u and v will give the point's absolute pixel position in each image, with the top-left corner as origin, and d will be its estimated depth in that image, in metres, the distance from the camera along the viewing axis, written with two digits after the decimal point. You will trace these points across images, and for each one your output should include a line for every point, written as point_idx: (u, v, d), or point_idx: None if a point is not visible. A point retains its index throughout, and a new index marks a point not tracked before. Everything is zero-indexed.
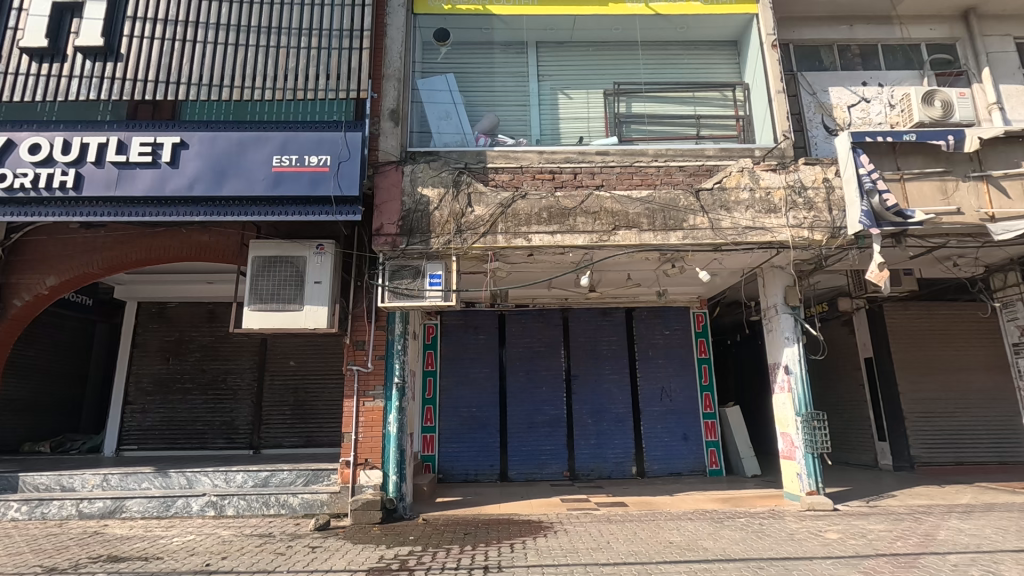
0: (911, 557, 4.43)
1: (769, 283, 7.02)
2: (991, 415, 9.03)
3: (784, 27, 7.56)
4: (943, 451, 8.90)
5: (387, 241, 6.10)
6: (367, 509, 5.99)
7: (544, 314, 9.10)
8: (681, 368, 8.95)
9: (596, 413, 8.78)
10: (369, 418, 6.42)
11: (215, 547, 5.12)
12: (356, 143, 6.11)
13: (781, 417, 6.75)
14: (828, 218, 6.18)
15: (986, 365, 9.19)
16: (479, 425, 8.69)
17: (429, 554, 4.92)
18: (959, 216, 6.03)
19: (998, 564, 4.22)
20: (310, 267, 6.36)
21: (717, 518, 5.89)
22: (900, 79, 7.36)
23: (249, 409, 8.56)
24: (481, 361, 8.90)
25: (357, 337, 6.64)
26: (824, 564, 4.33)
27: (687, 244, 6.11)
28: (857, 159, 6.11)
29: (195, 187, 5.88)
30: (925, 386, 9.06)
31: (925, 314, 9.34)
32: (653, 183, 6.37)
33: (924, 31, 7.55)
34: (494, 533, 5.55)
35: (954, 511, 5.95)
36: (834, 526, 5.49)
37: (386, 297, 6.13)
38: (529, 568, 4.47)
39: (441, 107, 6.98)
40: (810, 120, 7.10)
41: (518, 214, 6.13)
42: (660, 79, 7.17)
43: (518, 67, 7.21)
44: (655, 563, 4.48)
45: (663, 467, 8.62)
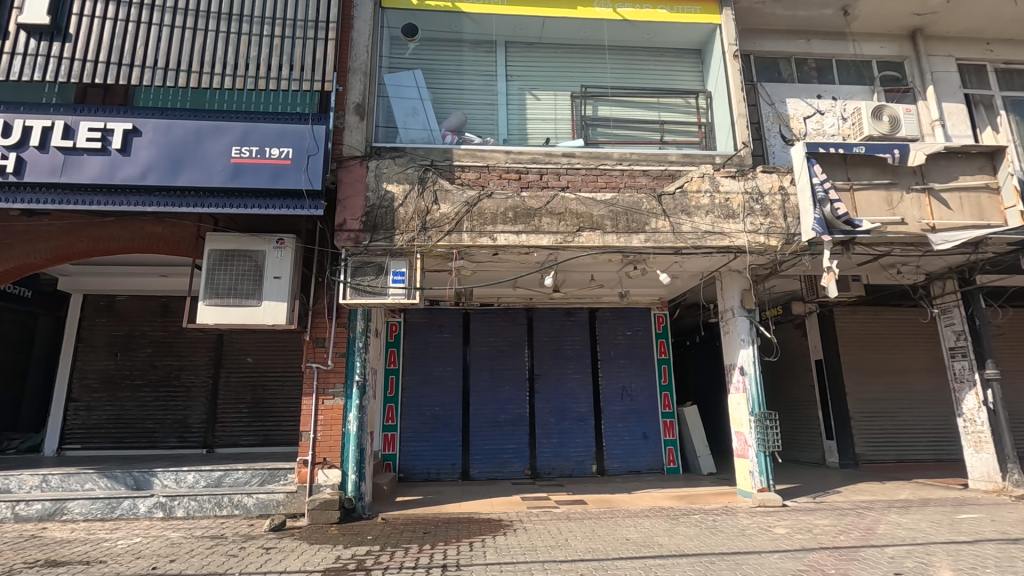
0: (852, 550, 4.65)
1: (726, 286, 7.21)
2: (929, 415, 9.55)
3: (745, 38, 7.80)
4: (885, 449, 9.35)
5: (350, 236, 6.02)
6: (324, 509, 5.90)
7: (509, 313, 9.14)
8: (642, 368, 9.13)
9: (559, 411, 8.87)
10: (328, 416, 6.33)
11: (163, 549, 4.95)
12: (321, 135, 5.98)
13: (736, 417, 6.94)
14: (783, 225, 6.42)
15: (927, 368, 9.71)
16: (442, 425, 8.65)
17: (388, 553, 4.88)
18: (903, 226, 6.34)
19: (931, 556, 4.47)
20: (270, 261, 6.21)
21: (672, 515, 6.03)
22: (852, 93, 7.69)
23: (203, 408, 8.28)
24: (445, 360, 8.87)
25: (317, 334, 6.53)
26: (772, 558, 4.48)
27: (649, 247, 6.25)
28: (811, 169, 6.34)
29: (148, 176, 5.65)
30: (870, 387, 9.50)
31: (871, 318, 9.78)
32: (617, 186, 6.46)
33: (876, 48, 7.90)
34: (454, 532, 5.54)
35: (893, 506, 6.26)
36: (783, 521, 5.70)
37: (348, 294, 6.03)
38: (488, 566, 4.48)
39: (408, 102, 6.90)
40: (768, 130, 7.37)
41: (483, 213, 6.13)
42: (626, 84, 7.27)
43: (486, 66, 7.20)
44: (611, 560, 4.56)
45: (622, 465, 8.78)
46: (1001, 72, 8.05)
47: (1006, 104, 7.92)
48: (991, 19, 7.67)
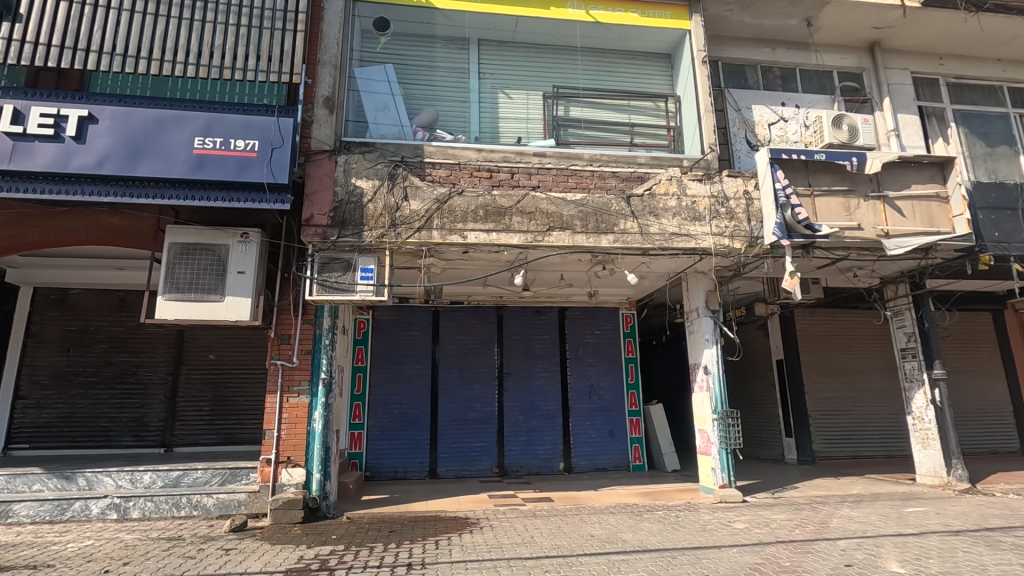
0: (806, 543, 4.82)
1: (692, 287, 7.37)
2: (882, 413, 9.95)
3: (713, 44, 7.97)
4: (840, 445, 9.71)
5: (317, 232, 5.92)
6: (288, 509, 5.80)
7: (479, 310, 9.13)
8: (610, 366, 9.25)
9: (527, 409, 8.92)
10: (293, 415, 6.22)
11: (116, 552, 4.78)
12: (288, 129, 5.87)
13: (699, 415, 7.10)
14: (746, 228, 6.59)
15: (880, 367, 10.12)
16: (410, 423, 8.59)
17: (351, 553, 4.83)
18: (859, 231, 6.58)
19: (879, 548, 4.67)
20: (233, 256, 6.06)
21: (637, 512, 6.14)
22: (814, 102, 7.96)
23: (161, 405, 8.02)
24: (414, 357, 8.81)
25: (283, 331, 6.40)
26: (731, 552, 4.61)
27: (618, 248, 6.33)
28: (774, 174, 6.53)
29: (104, 165, 5.44)
30: (827, 386, 9.84)
31: (829, 319, 10.14)
32: (587, 186, 6.54)
33: (837, 59, 8.17)
34: (420, 531, 5.51)
35: (846, 501, 6.52)
36: (742, 516, 5.86)
37: (315, 290, 5.96)
38: (453, 564, 4.48)
39: (378, 97, 6.83)
40: (734, 135, 7.56)
41: (454, 211, 6.11)
42: (598, 85, 7.35)
43: (459, 63, 7.17)
44: (575, 556, 4.62)
45: (589, 462, 8.89)
46: (952, 86, 8.43)
47: (956, 117, 8.30)
48: (944, 35, 8.02)
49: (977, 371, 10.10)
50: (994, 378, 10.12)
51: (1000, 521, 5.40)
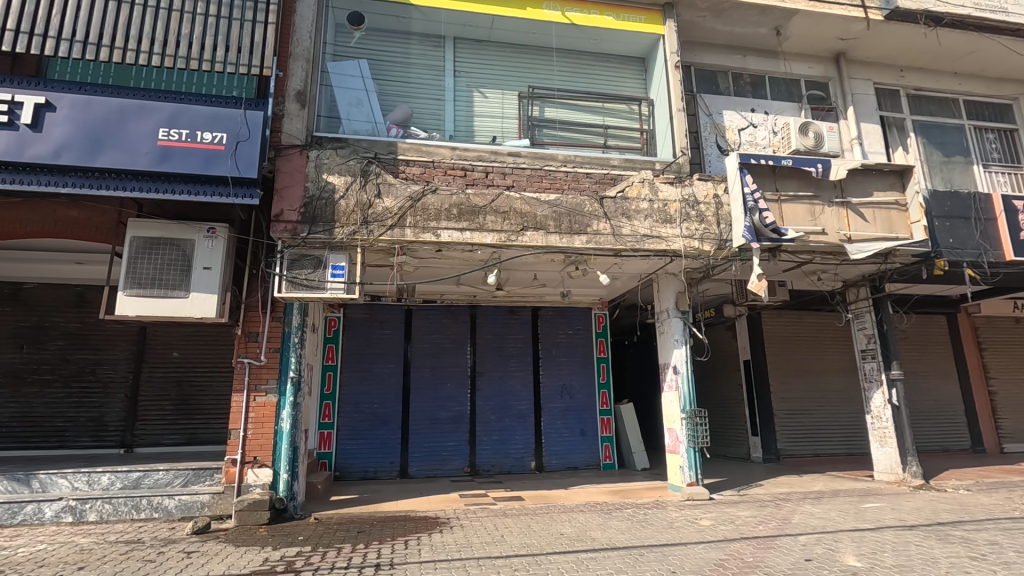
0: (769, 539, 4.95)
1: (662, 288, 7.48)
2: (843, 413, 10.28)
3: (686, 50, 8.10)
4: (804, 444, 9.98)
5: (286, 228, 5.82)
6: (253, 510, 5.69)
7: (452, 309, 9.10)
8: (582, 366, 9.33)
9: (499, 409, 8.93)
10: (260, 414, 6.10)
11: (70, 556, 4.62)
12: (256, 122, 5.74)
13: (668, 414, 7.22)
14: (716, 231, 6.72)
15: (842, 368, 10.44)
16: (381, 422, 8.51)
17: (318, 554, 4.76)
18: (824, 236, 6.78)
19: (837, 542, 4.83)
20: (199, 251, 5.90)
21: (606, 510, 6.21)
22: (782, 109, 8.17)
23: (122, 404, 7.76)
24: (386, 356, 8.73)
25: (250, 328, 6.26)
26: (697, 549, 4.69)
27: (590, 248, 6.38)
28: (743, 179, 6.67)
29: (62, 155, 5.25)
30: (792, 386, 10.10)
31: (795, 321, 10.42)
32: (561, 187, 6.57)
33: (804, 68, 8.40)
34: (389, 531, 5.47)
35: (808, 498, 6.72)
36: (708, 513, 5.99)
37: (284, 287, 5.85)
38: (422, 564, 4.45)
39: (352, 93, 6.74)
40: (705, 139, 7.71)
41: (427, 209, 6.08)
42: (573, 87, 7.39)
43: (434, 61, 7.13)
44: (545, 554, 4.64)
45: (560, 461, 8.95)
46: (912, 98, 8.75)
47: (915, 127, 8.63)
48: (905, 48, 8.32)
49: (932, 372, 10.51)
50: (948, 379, 10.55)
51: (951, 516, 5.63)
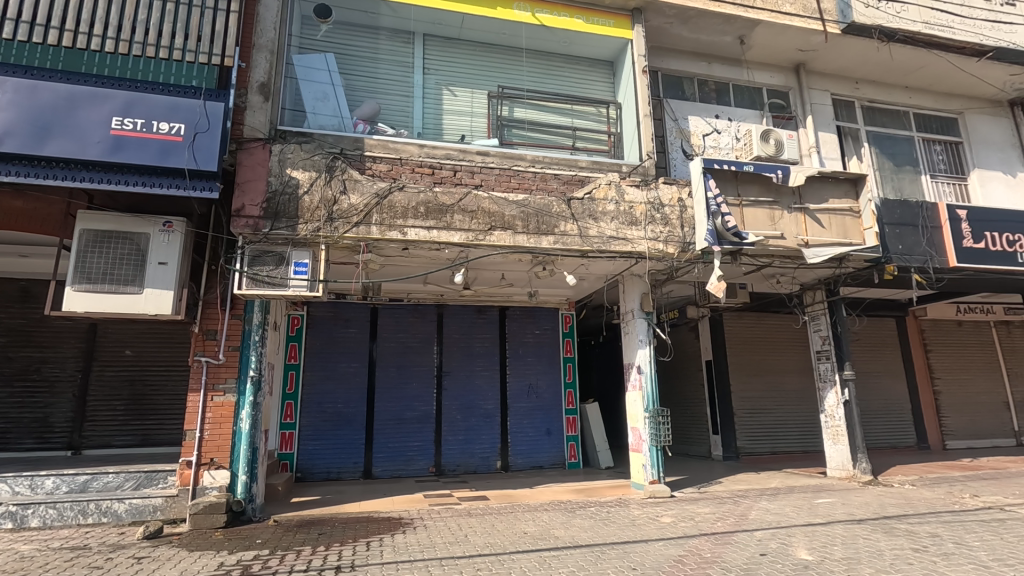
0: (726, 535, 5.08)
1: (628, 289, 7.59)
2: (799, 412, 10.63)
3: (654, 55, 8.26)
4: (762, 442, 10.28)
5: (248, 223, 5.67)
6: (209, 513, 5.53)
7: (418, 308, 9.02)
8: (548, 366, 9.39)
9: (466, 408, 8.90)
10: (218, 414, 5.93)
11: (9, 565, 4.39)
12: (216, 114, 5.57)
13: (632, 413, 7.34)
14: (680, 234, 6.86)
15: (799, 368, 10.80)
16: (345, 422, 8.38)
17: (277, 557, 4.66)
18: (782, 240, 7.00)
19: (791, 537, 4.99)
20: (154, 245, 5.69)
21: (570, 508, 6.27)
22: (744, 116, 8.41)
23: (69, 404, 7.41)
24: (350, 356, 8.60)
25: (208, 325, 6.08)
26: (657, 546, 4.78)
27: (558, 249, 6.43)
28: (706, 184, 6.82)
29: (5, 141, 4.98)
30: (751, 386, 10.39)
31: (755, 323, 10.72)
32: (529, 188, 6.60)
33: (766, 77, 8.66)
34: (351, 532, 5.40)
35: (764, 494, 6.93)
36: (669, 510, 6.11)
37: (244, 284, 5.70)
38: (383, 566, 4.40)
39: (318, 87, 6.61)
40: (671, 144, 7.88)
41: (394, 207, 6.01)
42: (542, 88, 7.42)
43: (403, 57, 7.06)
44: (508, 553, 4.65)
45: (526, 460, 8.99)
46: (866, 109, 9.11)
47: (869, 137, 9.00)
48: (860, 62, 8.66)
49: (882, 373, 10.97)
50: (897, 379, 11.03)
51: (896, 510, 5.90)
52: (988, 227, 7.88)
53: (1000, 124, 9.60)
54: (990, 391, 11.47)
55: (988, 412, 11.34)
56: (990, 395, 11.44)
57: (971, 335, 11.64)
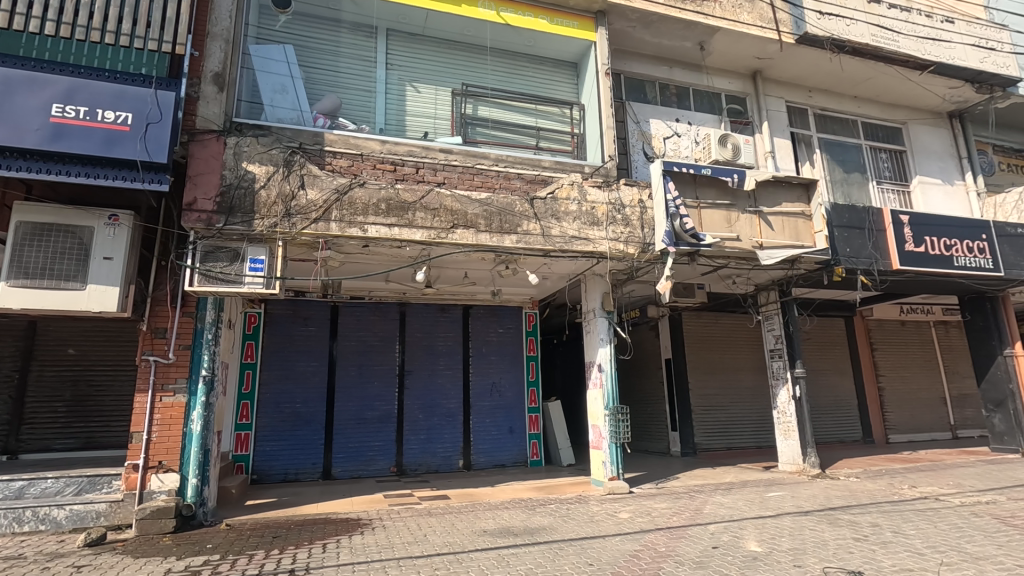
0: (681, 529, 5.21)
1: (590, 288, 7.68)
2: (754, 408, 10.99)
3: (617, 58, 8.38)
4: (718, 438, 10.57)
5: (200, 217, 5.49)
6: (156, 518, 5.31)
7: (380, 306, 8.91)
8: (511, 364, 9.41)
9: (427, 407, 8.84)
10: (166, 416, 5.72)
11: None
12: (168, 103, 5.35)
13: (593, 411, 7.43)
14: (640, 235, 6.98)
15: (753, 366, 11.16)
16: (304, 422, 8.20)
17: (228, 562, 4.52)
18: (738, 242, 7.19)
19: (742, 530, 5.15)
20: (98, 240, 5.44)
21: (530, 506, 6.30)
22: (703, 121, 8.64)
23: (4, 407, 6.78)
24: (309, 354, 8.42)
25: (157, 324, 5.85)
26: (614, 541, 4.86)
27: (520, 248, 6.45)
28: (666, 186, 6.97)
29: None
30: (709, 383, 10.68)
31: (712, 322, 11.02)
32: (492, 186, 6.60)
33: (725, 83, 8.91)
34: (307, 534, 5.29)
35: (719, 489, 7.13)
36: (627, 506, 6.22)
37: (196, 280, 5.52)
38: (339, 567, 4.33)
39: (276, 78, 6.44)
40: (632, 146, 8.03)
41: (354, 203, 5.91)
42: (506, 87, 7.43)
43: (365, 51, 6.95)
44: (467, 552, 4.65)
45: (488, 459, 9.00)
46: (819, 117, 9.48)
47: (821, 144, 9.36)
48: (813, 71, 8.99)
49: (831, 370, 11.44)
50: (845, 377, 11.52)
51: (840, 502, 6.17)
52: (928, 232, 8.31)
53: (940, 134, 10.14)
54: (929, 387, 12.11)
55: (927, 407, 11.97)
56: (928, 391, 12.08)
57: (912, 334, 12.26)
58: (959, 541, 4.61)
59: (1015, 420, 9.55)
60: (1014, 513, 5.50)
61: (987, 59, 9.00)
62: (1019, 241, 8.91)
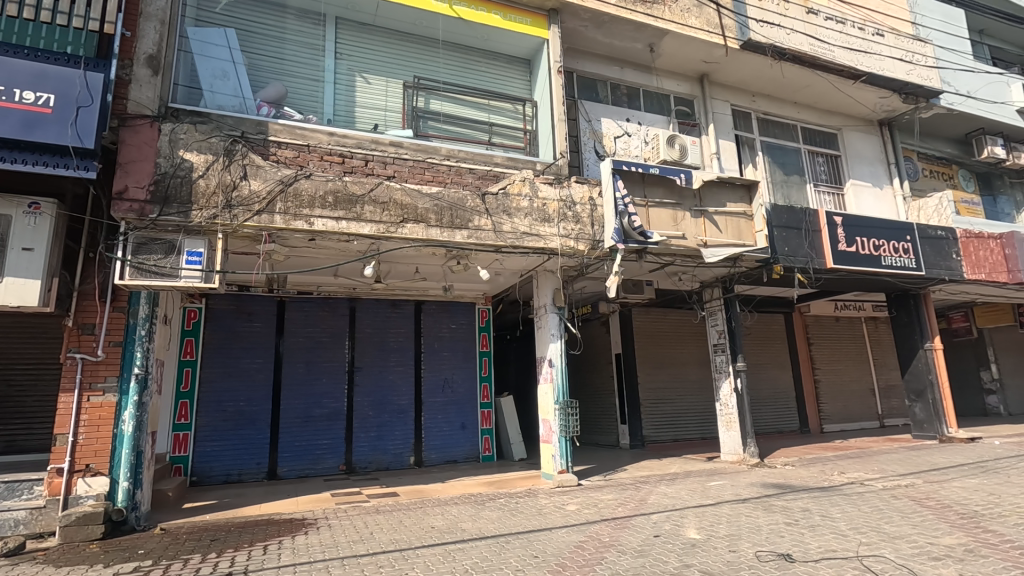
0: (626, 519, 5.34)
1: (541, 284, 7.74)
2: (699, 401, 11.38)
3: (569, 56, 8.45)
4: (666, 430, 10.89)
5: (132, 207, 5.21)
6: (83, 525, 5.04)
7: (329, 302, 8.71)
8: (464, 360, 9.40)
9: (378, 404, 8.71)
10: (94, 416, 5.41)
11: None
12: (97, 86, 5.05)
13: (543, 406, 7.51)
14: (590, 232, 7.09)
15: (699, 361, 11.54)
16: (247, 422, 7.93)
17: (162, 567, 4.34)
18: (684, 240, 7.41)
19: (683, 518, 5.34)
20: (17, 230, 5.08)
21: (479, 501, 6.33)
22: (653, 121, 8.86)
23: None
24: (254, 351, 8.15)
25: (83, 320, 5.51)
26: (560, 533, 4.94)
27: (471, 243, 6.44)
28: (615, 184, 7.09)
29: None
30: (657, 377, 10.98)
31: (661, 317, 11.32)
32: (443, 181, 6.56)
33: (674, 85, 9.15)
34: (248, 536, 5.13)
35: (664, 479, 7.36)
36: (574, 499, 6.33)
37: (126, 273, 5.23)
38: (280, 568, 4.23)
39: (216, 63, 6.17)
40: (584, 144, 8.15)
41: (300, 195, 5.74)
42: (459, 81, 7.38)
43: (313, 39, 6.76)
44: (413, 549, 4.62)
45: (439, 455, 8.96)
46: (761, 121, 9.87)
47: (763, 147, 9.76)
48: (756, 76, 9.34)
49: (771, 364, 11.98)
50: (784, 370, 12.09)
51: (775, 489, 6.48)
52: (859, 233, 8.80)
53: (872, 140, 10.74)
54: (859, 379, 12.86)
55: (857, 398, 12.71)
56: (859, 383, 12.82)
57: (845, 329, 12.99)
58: (879, 522, 4.92)
59: (933, 409, 10.29)
60: (929, 495, 5.92)
61: (912, 71, 9.62)
62: (939, 242, 9.56)
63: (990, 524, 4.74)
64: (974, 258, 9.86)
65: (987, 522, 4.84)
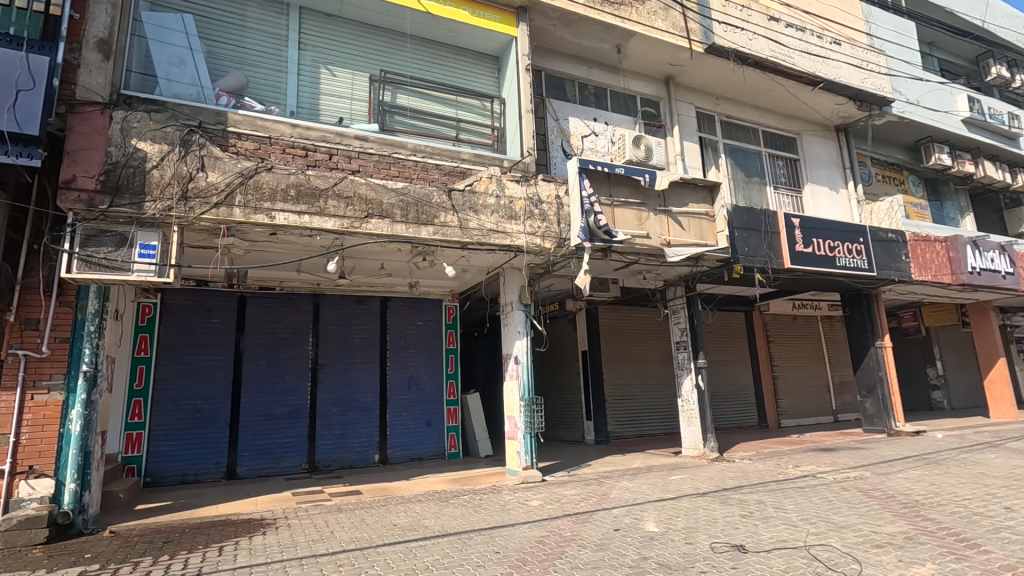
0: (588, 514, 5.41)
1: (508, 281, 7.76)
2: (662, 397, 11.61)
3: (538, 55, 8.48)
4: (629, 426, 11.09)
5: (80, 197, 4.99)
6: (26, 529, 4.80)
7: (292, 298, 8.53)
8: (430, 357, 9.35)
9: (342, 402, 8.59)
10: (38, 415, 5.19)
11: None
12: (41, 70, 4.83)
13: (509, 403, 7.53)
14: (557, 230, 7.14)
15: (663, 358, 11.77)
16: (205, 420, 7.71)
17: (110, 571, 4.19)
18: (648, 239, 7.54)
19: (643, 512, 5.44)
20: None
21: (443, 498, 6.32)
22: (619, 122, 8.97)
23: None
24: (213, 348, 7.92)
25: (27, 314, 5.27)
26: (522, 528, 4.97)
27: (437, 239, 6.40)
28: (581, 183, 7.16)
29: None
30: (622, 374, 11.16)
31: (626, 315, 11.50)
32: (409, 177, 6.49)
33: (640, 86, 9.28)
34: (203, 537, 5.00)
35: (626, 474, 7.49)
36: (538, 494, 6.37)
37: (74, 266, 5.01)
38: (235, 569, 4.14)
39: (173, 50, 5.96)
40: (552, 143, 8.21)
41: (261, 187, 5.60)
42: (426, 76, 7.31)
43: (275, 29, 6.59)
44: (374, 547, 4.58)
45: (404, 453, 8.90)
46: (725, 123, 10.11)
47: (726, 149, 10.00)
48: (720, 80, 9.56)
49: (732, 361, 12.31)
50: (744, 366, 12.44)
51: (732, 482, 6.67)
52: (815, 234, 9.11)
53: (829, 145, 11.12)
54: (815, 375, 13.33)
55: (813, 393, 13.18)
56: (814, 379, 13.30)
57: (802, 327, 13.44)
58: (828, 512, 5.12)
59: (882, 404, 10.76)
60: (875, 486, 6.19)
61: (867, 80, 10.04)
62: (890, 245, 9.97)
63: (929, 513, 4.99)
64: (921, 260, 10.33)
65: (926, 510, 5.09)
